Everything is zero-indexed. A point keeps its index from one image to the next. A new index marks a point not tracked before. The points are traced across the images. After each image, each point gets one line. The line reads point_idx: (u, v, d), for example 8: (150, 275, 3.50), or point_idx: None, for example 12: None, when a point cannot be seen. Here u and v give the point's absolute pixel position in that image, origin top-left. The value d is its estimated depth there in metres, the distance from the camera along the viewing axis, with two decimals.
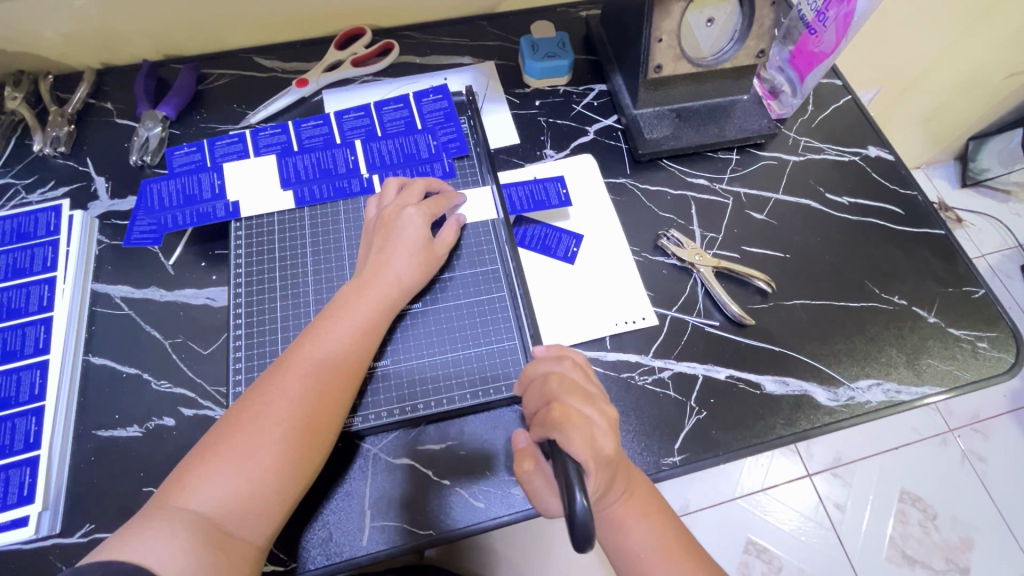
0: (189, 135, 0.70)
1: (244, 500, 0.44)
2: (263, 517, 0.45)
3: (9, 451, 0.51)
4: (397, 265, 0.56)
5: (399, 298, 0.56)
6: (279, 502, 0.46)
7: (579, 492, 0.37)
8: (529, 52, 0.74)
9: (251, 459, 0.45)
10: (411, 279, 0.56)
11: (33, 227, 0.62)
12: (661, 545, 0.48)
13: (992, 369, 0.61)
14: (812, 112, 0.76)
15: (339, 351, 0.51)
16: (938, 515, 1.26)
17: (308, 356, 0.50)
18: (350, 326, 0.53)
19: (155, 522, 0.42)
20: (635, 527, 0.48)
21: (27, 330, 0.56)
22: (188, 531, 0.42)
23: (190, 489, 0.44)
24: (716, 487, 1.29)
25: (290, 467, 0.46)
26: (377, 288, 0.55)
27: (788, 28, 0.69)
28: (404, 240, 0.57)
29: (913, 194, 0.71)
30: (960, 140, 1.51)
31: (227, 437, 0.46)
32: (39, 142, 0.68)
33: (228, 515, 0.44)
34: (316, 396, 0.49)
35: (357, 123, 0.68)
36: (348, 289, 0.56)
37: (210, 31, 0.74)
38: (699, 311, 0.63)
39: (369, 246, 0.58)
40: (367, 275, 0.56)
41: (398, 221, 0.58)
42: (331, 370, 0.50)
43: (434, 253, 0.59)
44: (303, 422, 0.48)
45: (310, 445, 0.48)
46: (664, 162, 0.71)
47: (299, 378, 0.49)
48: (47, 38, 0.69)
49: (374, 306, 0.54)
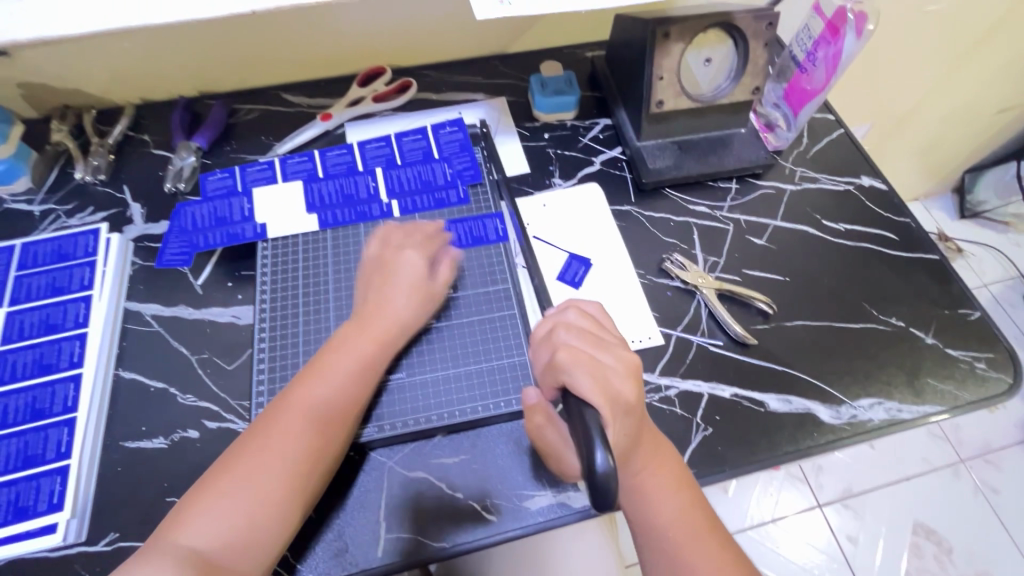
0: (220, 165, 0.75)
1: (239, 535, 0.45)
2: (257, 552, 0.45)
3: (41, 460, 0.53)
4: (397, 305, 0.58)
5: (397, 335, 0.57)
6: (274, 539, 0.46)
7: (600, 450, 0.39)
8: (539, 89, 0.79)
9: (246, 497, 0.46)
10: (408, 318, 0.58)
11: (72, 249, 0.65)
12: (685, 522, 0.49)
13: (992, 388, 0.62)
14: (807, 144, 0.80)
15: (337, 390, 0.52)
16: (952, 549, 1.24)
17: (308, 392, 0.51)
18: (344, 367, 0.54)
19: (147, 564, 0.42)
20: (668, 504, 0.49)
21: (63, 345, 0.59)
22: (179, 571, 0.42)
23: (184, 527, 0.44)
24: (726, 518, 1.27)
25: (284, 503, 0.47)
26: (375, 329, 0.56)
27: (781, 67, 0.75)
28: (402, 279, 0.59)
29: (906, 221, 0.74)
30: (955, 174, 1.56)
31: (223, 475, 0.47)
32: (81, 170, 0.73)
33: (221, 553, 0.44)
34: (313, 433, 0.50)
35: (378, 152, 0.72)
36: (350, 326, 0.57)
37: (243, 70, 0.80)
38: (703, 332, 0.65)
39: (369, 284, 0.60)
40: (366, 314, 0.57)
41: (396, 262, 0.60)
42: (330, 408, 0.51)
43: (433, 290, 0.61)
44: (298, 458, 0.49)
45: (303, 479, 0.48)
46: (666, 191, 0.75)
47: (297, 418, 0.50)
48: (95, 75, 0.75)
49: (371, 345, 0.56)
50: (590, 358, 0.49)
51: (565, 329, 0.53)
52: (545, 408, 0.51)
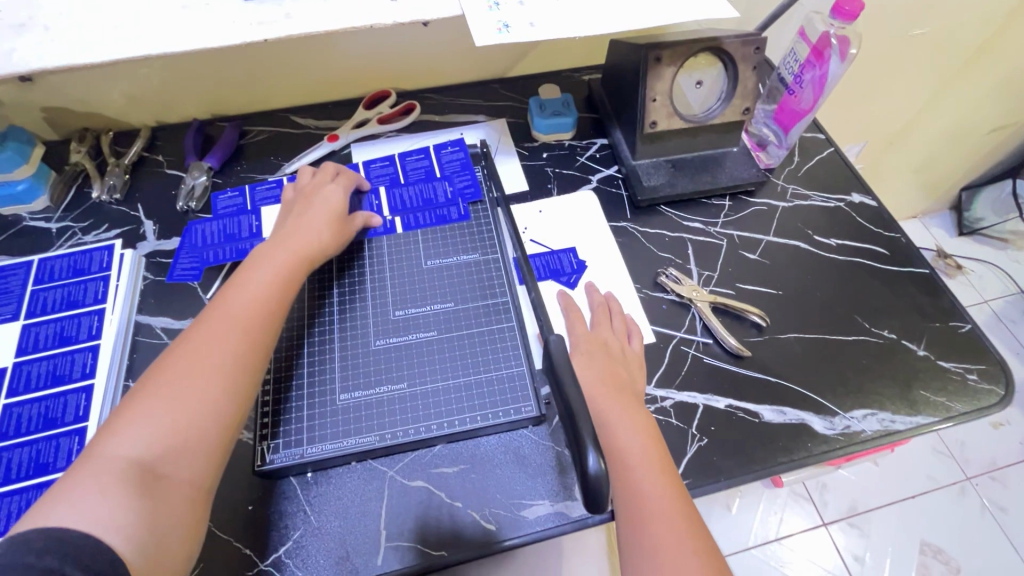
0: (230, 184, 0.78)
1: (177, 436, 0.45)
2: (196, 456, 0.45)
3: (51, 468, 0.55)
4: (313, 227, 0.63)
5: (314, 253, 0.61)
6: (214, 439, 0.47)
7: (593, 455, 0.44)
8: (538, 111, 0.82)
9: (176, 403, 0.46)
10: (324, 238, 0.63)
11: (87, 264, 0.68)
12: (644, 452, 0.53)
13: (983, 400, 0.63)
14: (798, 162, 0.83)
15: (255, 304, 0.54)
16: (961, 568, 1.21)
17: (234, 301, 0.54)
18: (268, 278, 0.57)
19: (82, 478, 0.41)
20: (630, 436, 0.54)
21: (76, 356, 0.61)
22: (123, 478, 0.42)
23: (112, 438, 0.44)
24: (731, 536, 1.26)
25: (222, 402, 0.48)
26: (290, 248, 0.60)
27: (770, 90, 0.79)
28: (318, 208, 0.65)
29: (896, 236, 0.76)
30: (951, 191, 1.58)
31: (155, 384, 0.47)
32: (97, 189, 0.75)
33: (159, 457, 0.44)
34: (237, 337, 0.51)
35: (383, 171, 0.76)
36: (261, 250, 0.60)
37: (255, 94, 0.83)
38: (698, 344, 0.66)
39: (288, 214, 0.65)
40: (285, 236, 0.62)
41: (317, 194, 0.67)
42: (253, 311, 0.53)
43: (346, 225, 0.66)
44: (229, 362, 0.49)
45: (239, 384, 0.49)
46: (662, 208, 0.77)
47: (219, 328, 0.51)
48: (113, 99, 0.78)
49: (291, 258, 0.59)
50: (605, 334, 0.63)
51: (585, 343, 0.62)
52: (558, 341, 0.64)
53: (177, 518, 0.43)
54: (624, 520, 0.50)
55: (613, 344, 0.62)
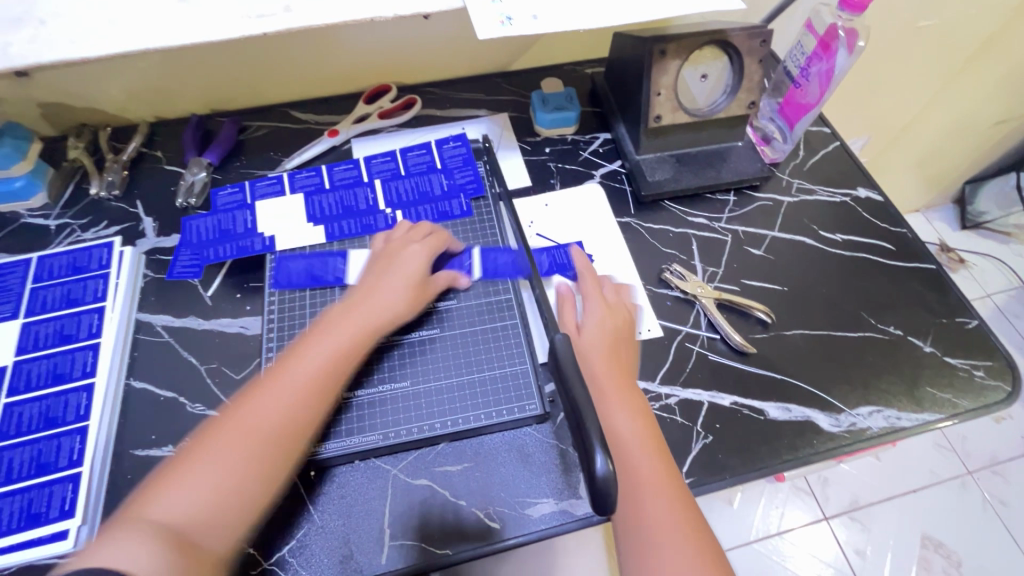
0: (230, 180, 0.77)
1: (211, 508, 0.45)
2: (224, 529, 0.45)
3: (53, 468, 0.55)
4: (386, 291, 0.60)
5: (381, 326, 0.58)
6: (242, 515, 0.46)
7: (602, 455, 0.42)
8: (540, 105, 0.81)
9: (217, 471, 0.46)
10: (399, 309, 0.59)
11: (86, 262, 0.67)
12: (638, 435, 0.53)
13: (990, 397, 0.63)
14: (803, 157, 0.82)
15: (309, 382, 0.52)
16: (962, 562, 1.22)
17: (291, 374, 0.52)
18: (326, 351, 0.54)
19: (123, 529, 0.42)
20: (622, 419, 0.54)
21: (76, 355, 0.61)
22: (155, 539, 0.41)
23: (159, 498, 0.44)
24: (733, 530, 1.27)
25: (256, 479, 0.47)
26: (364, 315, 0.58)
27: (777, 82, 0.78)
28: (400, 270, 0.61)
29: (903, 231, 0.75)
30: (955, 185, 1.57)
31: (208, 445, 0.48)
32: (96, 186, 0.75)
33: (193, 525, 0.44)
34: (285, 415, 0.50)
35: (383, 166, 0.75)
36: (335, 313, 0.58)
37: (254, 88, 0.82)
38: (703, 341, 0.66)
39: (369, 272, 0.63)
40: (359, 299, 0.59)
41: (401, 254, 0.63)
42: (308, 391, 0.52)
43: (427, 290, 0.62)
44: (271, 442, 0.49)
45: (277, 461, 0.49)
46: (666, 204, 0.76)
47: (272, 400, 0.51)
48: (110, 94, 0.77)
49: (358, 331, 0.56)
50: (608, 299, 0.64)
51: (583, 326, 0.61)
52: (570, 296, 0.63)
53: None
54: (624, 504, 0.50)
55: (609, 317, 0.61)
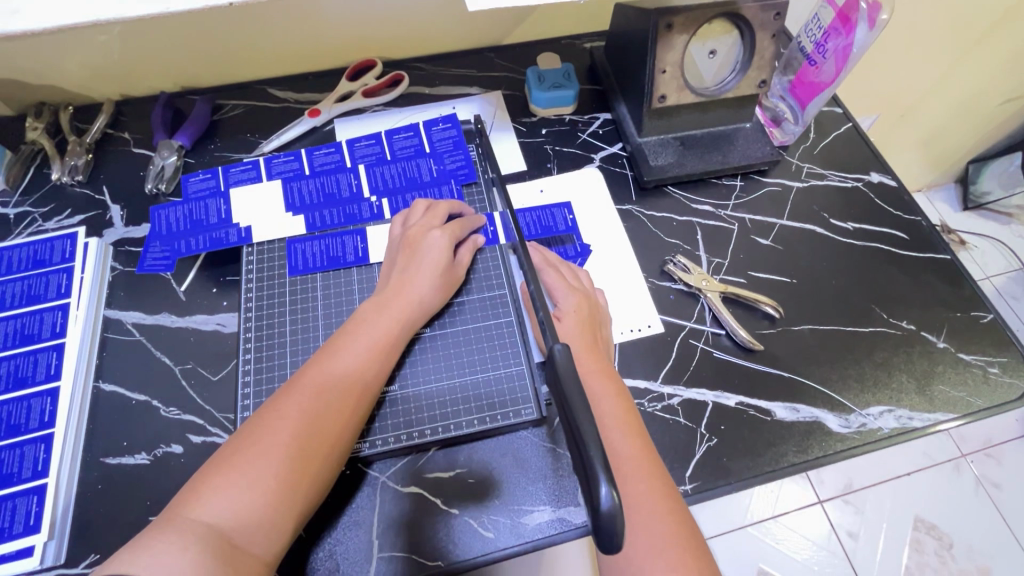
0: (203, 164, 0.72)
1: (258, 512, 0.43)
2: (273, 533, 0.43)
3: (17, 479, 0.51)
4: (420, 283, 0.57)
5: (417, 317, 0.56)
6: (290, 519, 0.44)
7: (605, 486, 0.34)
8: (536, 83, 0.76)
9: (261, 472, 0.44)
10: (428, 299, 0.57)
11: (48, 255, 0.63)
12: (621, 417, 0.51)
13: (1004, 395, 0.60)
14: (814, 139, 0.77)
15: (350, 377, 0.51)
16: (954, 544, 1.22)
17: (327, 369, 0.50)
18: (364, 346, 0.52)
19: (163, 534, 0.40)
20: (606, 402, 0.51)
21: (39, 356, 0.57)
22: (200, 544, 0.40)
23: (203, 498, 0.42)
24: (726, 514, 1.26)
25: (299, 481, 0.45)
26: (395, 307, 0.55)
27: (788, 60, 0.72)
28: (427, 262, 0.58)
29: (917, 219, 0.71)
30: (959, 164, 1.53)
31: (246, 445, 0.45)
32: (57, 171, 0.69)
33: (239, 531, 0.42)
34: (327, 411, 0.48)
35: (368, 150, 0.70)
36: (369, 304, 0.56)
37: (227, 64, 0.76)
38: (707, 337, 0.63)
39: (392, 265, 0.59)
40: (389, 291, 0.56)
41: (422, 242, 0.59)
42: (345, 388, 0.50)
43: (454, 275, 0.60)
44: (309, 442, 0.46)
45: (320, 463, 0.47)
46: (669, 189, 0.72)
47: (313, 396, 0.48)
48: (69, 70, 0.71)
49: (392, 324, 0.55)
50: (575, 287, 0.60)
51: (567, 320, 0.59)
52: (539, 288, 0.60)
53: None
54: None
55: (585, 302, 0.59)
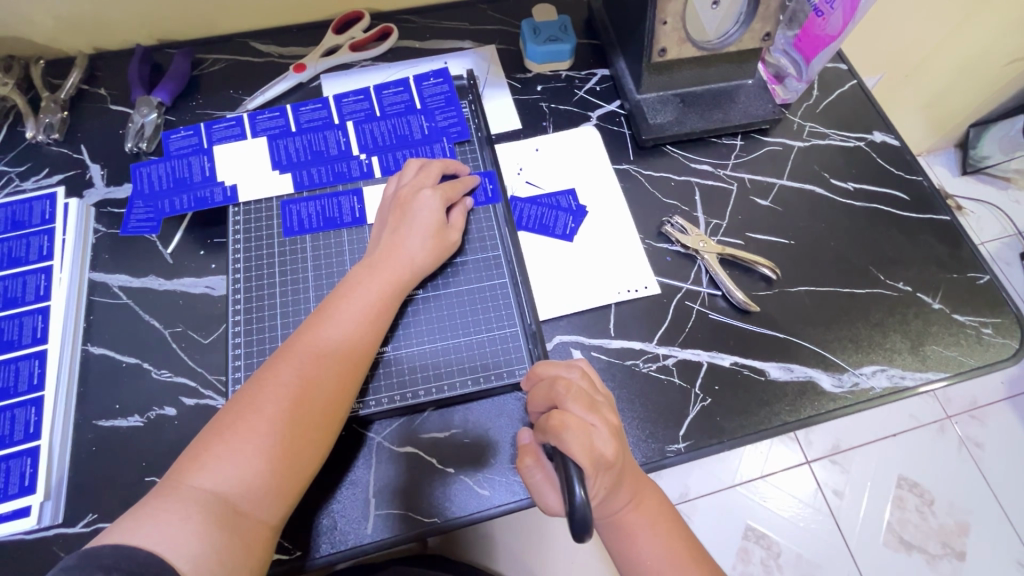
0: (185, 122, 0.69)
1: (259, 479, 0.43)
2: (277, 498, 0.44)
3: (9, 442, 0.51)
4: (411, 245, 0.56)
5: (410, 279, 0.55)
6: (293, 484, 0.45)
7: (580, 486, 0.39)
8: (531, 36, 0.73)
9: (260, 442, 0.44)
10: (421, 261, 0.56)
11: (27, 216, 0.61)
12: (649, 517, 0.49)
13: (996, 354, 0.61)
14: (817, 97, 0.75)
15: (344, 344, 0.50)
16: (934, 500, 1.26)
17: (320, 337, 0.50)
18: (358, 313, 0.52)
19: (168, 504, 0.41)
20: (632, 513, 0.49)
21: (25, 319, 0.56)
22: (203, 512, 0.41)
23: (204, 468, 0.43)
24: (716, 474, 1.29)
25: (298, 448, 0.46)
26: (388, 272, 0.54)
27: (793, 11, 0.68)
28: (419, 223, 0.57)
29: (919, 179, 0.70)
30: (960, 127, 1.50)
31: (244, 415, 0.45)
32: (32, 129, 0.67)
33: (243, 497, 0.43)
34: (323, 378, 0.48)
35: (356, 107, 0.67)
36: (359, 269, 0.55)
37: (205, 16, 0.72)
38: (704, 299, 0.62)
39: (383, 226, 0.58)
40: (380, 255, 0.55)
41: (413, 203, 0.57)
42: (340, 355, 0.49)
43: (447, 236, 0.58)
44: (305, 409, 0.46)
45: (319, 428, 0.47)
46: (668, 148, 0.70)
47: (308, 364, 0.48)
48: (37, 22, 0.67)
49: (385, 287, 0.54)
50: (579, 421, 0.45)
51: (560, 380, 0.47)
52: (535, 449, 0.48)
53: (248, 563, 0.42)
54: None
55: (603, 423, 0.46)
